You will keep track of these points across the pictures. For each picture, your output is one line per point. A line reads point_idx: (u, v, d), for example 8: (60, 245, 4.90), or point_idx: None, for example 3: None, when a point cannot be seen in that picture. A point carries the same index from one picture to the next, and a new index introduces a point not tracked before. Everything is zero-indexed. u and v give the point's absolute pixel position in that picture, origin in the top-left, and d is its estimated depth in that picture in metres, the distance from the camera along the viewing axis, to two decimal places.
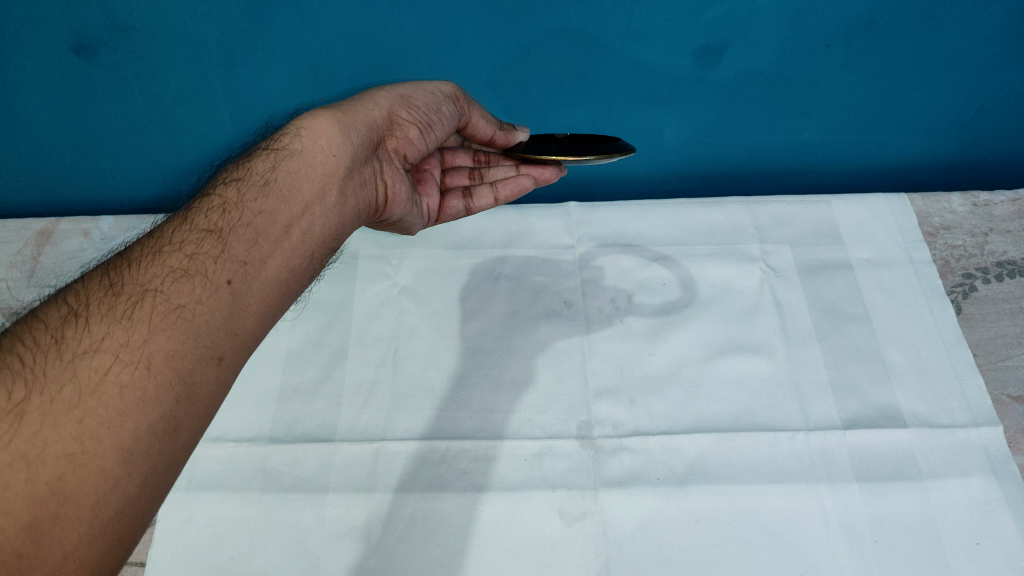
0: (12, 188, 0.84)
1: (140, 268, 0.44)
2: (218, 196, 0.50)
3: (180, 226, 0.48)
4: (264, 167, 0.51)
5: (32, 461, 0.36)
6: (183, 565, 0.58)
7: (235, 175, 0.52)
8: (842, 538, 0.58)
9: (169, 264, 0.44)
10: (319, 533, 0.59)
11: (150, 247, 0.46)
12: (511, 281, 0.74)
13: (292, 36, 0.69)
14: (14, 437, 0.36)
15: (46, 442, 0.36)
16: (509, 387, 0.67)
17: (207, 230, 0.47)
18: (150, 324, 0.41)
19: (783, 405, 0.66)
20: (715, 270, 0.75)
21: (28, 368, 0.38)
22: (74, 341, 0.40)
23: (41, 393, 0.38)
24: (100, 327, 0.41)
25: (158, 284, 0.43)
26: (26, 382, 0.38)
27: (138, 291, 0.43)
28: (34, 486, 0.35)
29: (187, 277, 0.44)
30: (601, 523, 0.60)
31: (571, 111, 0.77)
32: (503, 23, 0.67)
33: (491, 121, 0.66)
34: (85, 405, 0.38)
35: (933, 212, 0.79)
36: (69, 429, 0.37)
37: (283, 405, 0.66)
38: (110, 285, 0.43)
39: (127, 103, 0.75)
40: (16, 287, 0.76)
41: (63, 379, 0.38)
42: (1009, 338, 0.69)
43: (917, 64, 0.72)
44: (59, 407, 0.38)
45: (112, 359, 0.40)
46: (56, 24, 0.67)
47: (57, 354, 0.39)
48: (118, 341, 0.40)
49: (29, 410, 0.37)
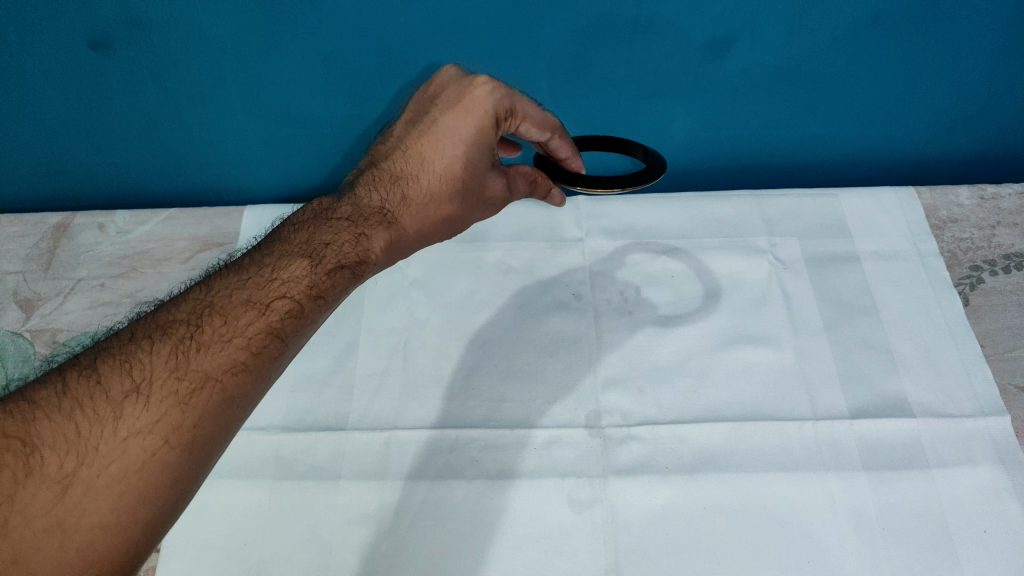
0: (31, 184, 0.86)
1: (209, 352, 0.44)
2: (286, 292, 0.48)
3: (253, 318, 0.46)
4: (334, 281, 0.51)
5: (66, 528, 0.38)
6: (196, 551, 0.59)
7: (307, 271, 0.50)
8: (852, 525, 0.59)
9: (235, 356, 0.45)
10: (331, 519, 0.60)
11: (221, 331, 0.45)
12: (521, 273, 0.75)
13: (304, 31, 0.69)
14: (57, 506, 0.38)
15: (85, 513, 0.38)
16: (520, 377, 0.68)
17: (274, 338, 0.47)
18: (204, 410, 0.42)
19: (793, 394, 0.66)
20: (724, 261, 0.76)
21: (83, 440, 0.40)
22: (131, 418, 0.41)
23: (90, 466, 0.39)
24: (157, 406, 0.41)
25: (221, 373, 0.44)
26: (79, 453, 0.40)
27: (200, 379, 0.43)
28: (65, 552, 0.38)
29: (247, 374, 0.45)
30: (610, 510, 0.60)
31: (603, 88, 0.75)
32: (514, 17, 0.68)
33: (536, 169, 0.63)
34: (128, 481, 0.40)
35: (941, 205, 0.79)
36: (108, 502, 0.39)
37: (295, 394, 0.67)
38: (176, 365, 0.43)
39: (143, 99, 0.76)
40: (32, 279, 0.79)
41: (112, 454, 0.40)
42: (1016, 329, 0.69)
43: (924, 56, 0.72)
44: (104, 480, 0.39)
45: (162, 441, 0.41)
46: (74, 20, 0.68)
47: (112, 430, 0.40)
48: (172, 423, 0.41)
49: (75, 482, 0.39)
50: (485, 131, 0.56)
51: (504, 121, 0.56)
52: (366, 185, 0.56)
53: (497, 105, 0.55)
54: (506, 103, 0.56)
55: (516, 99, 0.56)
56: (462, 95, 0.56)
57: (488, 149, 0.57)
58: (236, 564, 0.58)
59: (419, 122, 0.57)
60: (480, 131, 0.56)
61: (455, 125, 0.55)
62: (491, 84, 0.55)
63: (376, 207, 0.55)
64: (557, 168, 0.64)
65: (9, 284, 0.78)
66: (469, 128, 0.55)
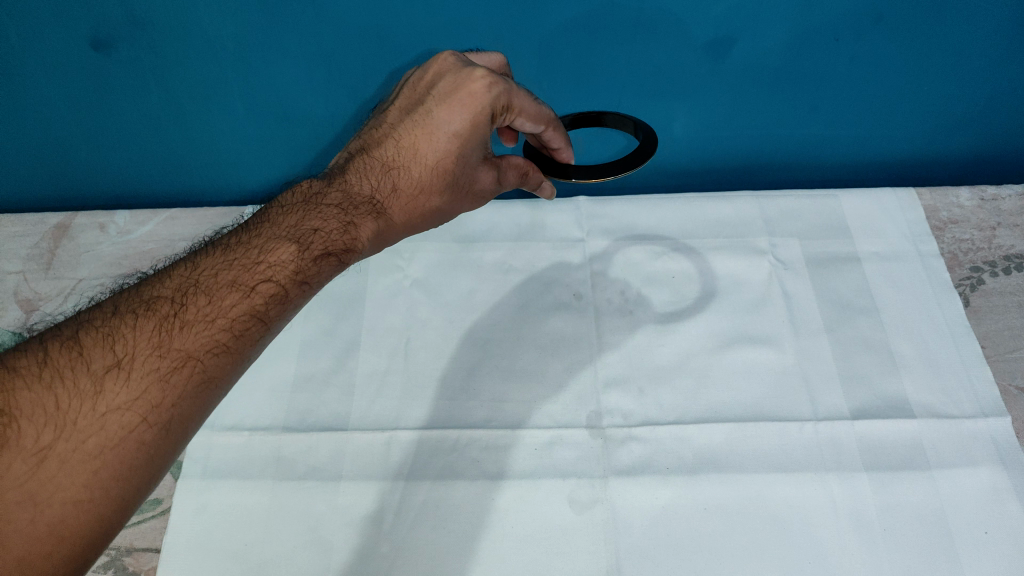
0: (30, 184, 0.86)
1: (191, 331, 0.44)
2: (272, 275, 0.48)
3: (236, 299, 0.46)
4: (319, 267, 0.50)
5: (39, 502, 0.38)
6: (197, 551, 0.59)
7: (293, 256, 0.50)
8: (852, 526, 0.59)
9: (217, 335, 0.45)
10: (332, 519, 0.60)
11: (204, 310, 0.45)
12: (522, 273, 0.75)
13: (305, 30, 0.69)
14: (31, 479, 0.39)
15: (58, 487, 0.39)
16: (520, 377, 0.68)
17: (257, 321, 0.46)
18: (183, 389, 0.43)
19: (794, 395, 0.66)
20: (725, 262, 0.76)
21: (62, 413, 0.40)
22: (112, 395, 0.41)
23: (67, 440, 0.40)
24: (138, 383, 0.42)
25: (202, 353, 0.44)
26: (57, 427, 0.40)
27: (181, 357, 0.43)
28: (36, 526, 0.38)
29: (227, 355, 0.45)
30: (611, 511, 0.60)
31: (604, 88, 0.75)
32: (515, 17, 0.68)
33: (528, 160, 0.62)
34: (103, 457, 0.40)
35: (941, 206, 0.79)
36: (82, 477, 0.39)
37: (296, 394, 0.67)
38: (158, 342, 0.43)
39: (143, 99, 0.76)
40: (32, 278, 0.79)
41: (90, 429, 0.40)
42: (1016, 331, 0.69)
43: (925, 57, 0.72)
44: (80, 455, 0.40)
45: (139, 418, 0.41)
46: (75, 19, 0.68)
47: (92, 404, 0.41)
48: (150, 401, 0.42)
49: (51, 455, 0.39)
50: (479, 127, 0.55)
51: (500, 117, 0.56)
52: (357, 172, 0.56)
53: (495, 101, 0.55)
54: (503, 100, 0.55)
55: (513, 95, 0.55)
56: (458, 88, 0.55)
57: (481, 143, 0.56)
58: (236, 565, 0.58)
59: (413, 112, 0.57)
60: (476, 126, 0.55)
61: (450, 120, 0.55)
62: (488, 79, 0.55)
63: (367, 196, 0.55)
64: (549, 158, 0.64)
65: (9, 284, 0.78)
66: (465, 122, 0.55)
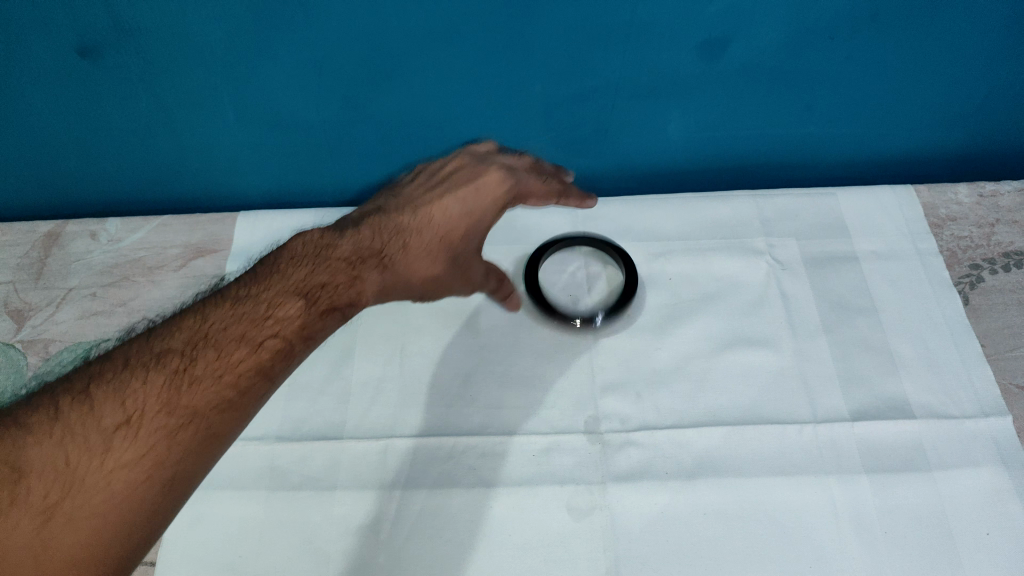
0: (20, 192, 0.85)
1: (199, 388, 0.48)
2: (278, 330, 0.53)
3: (243, 356, 0.50)
4: (324, 322, 0.55)
5: (44, 556, 0.41)
6: (193, 564, 0.59)
7: (299, 312, 0.54)
8: (853, 529, 0.58)
9: (222, 393, 0.49)
10: (327, 530, 0.59)
11: (212, 368, 0.49)
12: (518, 277, 0.74)
13: (295, 36, 0.68)
14: (38, 535, 0.42)
15: (60, 546, 0.42)
16: (517, 383, 0.67)
17: (262, 376, 0.51)
18: (186, 446, 0.46)
19: (794, 397, 0.66)
20: (723, 263, 0.75)
21: (70, 471, 0.43)
22: (119, 452, 0.44)
23: (72, 499, 0.43)
24: (144, 441, 0.45)
25: (208, 410, 0.48)
26: (65, 485, 0.43)
27: (186, 415, 0.47)
28: None
29: (230, 411, 0.49)
30: (610, 518, 0.60)
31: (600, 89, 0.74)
32: (507, 20, 0.67)
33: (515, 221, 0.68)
34: (105, 516, 0.43)
35: (939, 204, 0.78)
36: (83, 538, 0.42)
37: (291, 403, 0.67)
38: (166, 401, 0.47)
39: (133, 106, 0.75)
40: (23, 288, 0.78)
41: (95, 488, 0.43)
42: (1015, 329, 0.69)
43: (921, 54, 0.71)
44: (85, 514, 0.43)
45: (143, 477, 0.44)
46: (60, 26, 0.67)
47: (99, 463, 0.44)
48: (155, 460, 0.45)
49: (57, 513, 0.42)
50: None
51: None
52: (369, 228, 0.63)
53: None
54: None
55: None
56: None
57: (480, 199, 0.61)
58: None
59: None
60: None
61: None
62: None
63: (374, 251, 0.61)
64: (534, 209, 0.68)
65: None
66: None
